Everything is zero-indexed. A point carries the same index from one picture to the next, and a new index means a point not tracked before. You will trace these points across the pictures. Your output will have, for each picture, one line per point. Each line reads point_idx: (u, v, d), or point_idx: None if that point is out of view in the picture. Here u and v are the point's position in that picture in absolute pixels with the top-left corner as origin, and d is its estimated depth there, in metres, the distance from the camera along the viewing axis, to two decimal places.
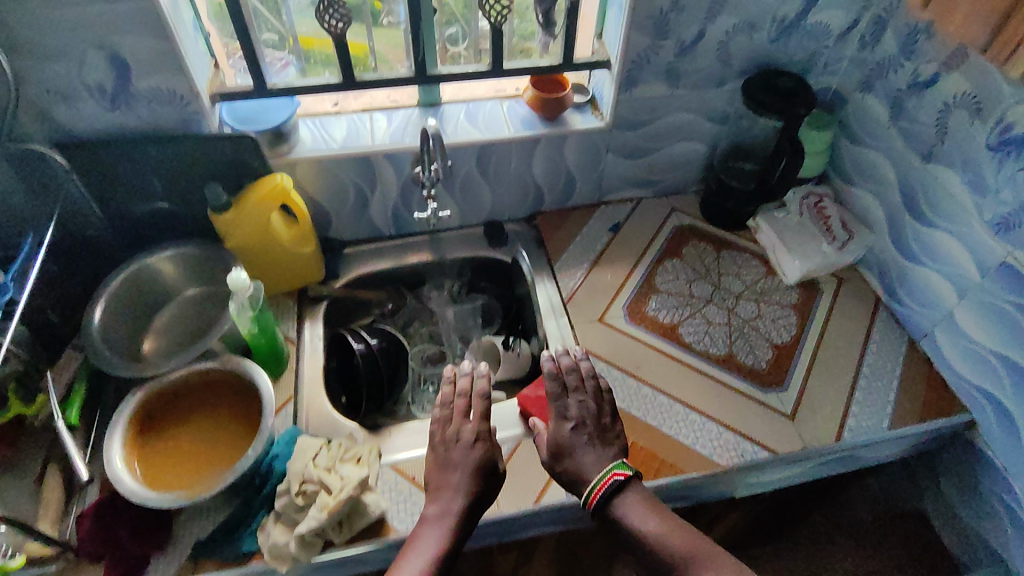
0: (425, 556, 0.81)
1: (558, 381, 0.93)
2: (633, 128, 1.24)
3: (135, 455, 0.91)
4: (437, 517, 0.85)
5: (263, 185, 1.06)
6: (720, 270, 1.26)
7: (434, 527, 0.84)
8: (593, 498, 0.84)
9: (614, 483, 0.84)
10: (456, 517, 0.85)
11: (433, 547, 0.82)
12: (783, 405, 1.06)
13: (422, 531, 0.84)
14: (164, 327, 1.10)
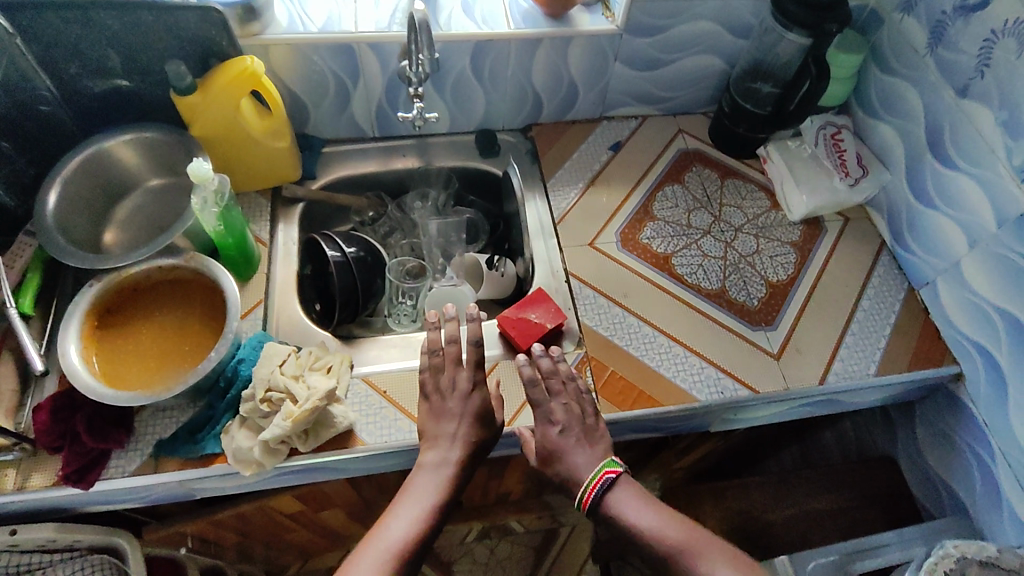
0: (420, 506, 0.81)
1: (540, 387, 0.90)
2: (646, 35, 1.13)
3: (93, 349, 0.87)
4: (432, 464, 0.85)
5: (232, 67, 0.96)
6: (722, 201, 1.19)
7: (430, 474, 0.84)
8: (588, 496, 0.83)
9: (607, 480, 0.84)
10: (454, 464, 0.85)
11: (429, 495, 0.82)
12: (770, 344, 1.03)
13: (417, 478, 0.84)
14: (126, 218, 1.04)
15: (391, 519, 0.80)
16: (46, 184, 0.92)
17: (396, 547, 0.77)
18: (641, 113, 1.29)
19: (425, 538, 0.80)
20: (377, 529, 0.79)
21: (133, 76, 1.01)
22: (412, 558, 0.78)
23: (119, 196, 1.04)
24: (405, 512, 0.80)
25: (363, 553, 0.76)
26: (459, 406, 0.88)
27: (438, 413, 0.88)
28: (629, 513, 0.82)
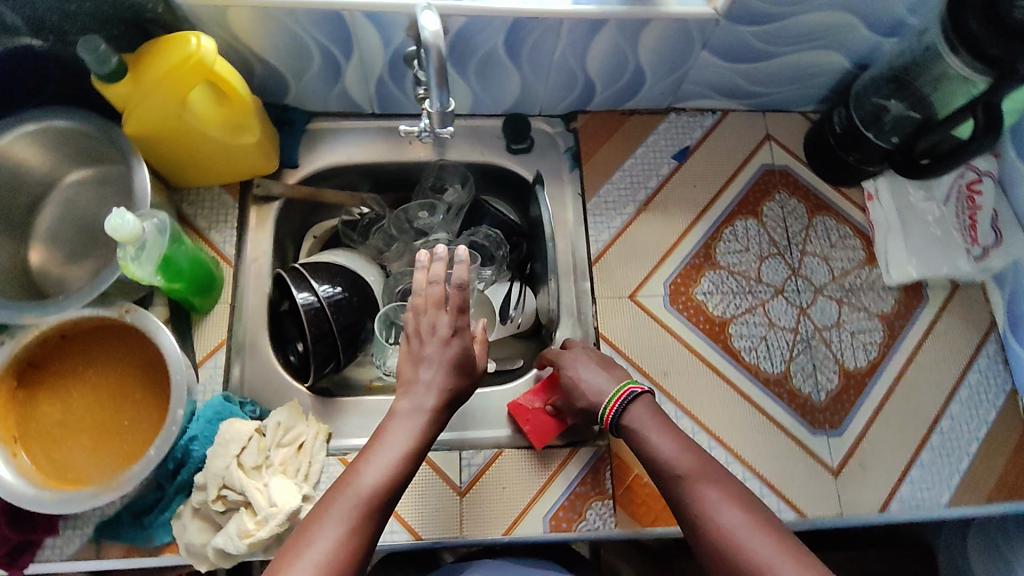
0: (393, 451, 0.64)
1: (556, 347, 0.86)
2: (751, 22, 0.81)
3: (12, 419, 0.72)
4: (408, 406, 0.68)
5: (172, 51, 0.69)
6: (805, 247, 0.95)
7: (405, 420, 0.67)
8: (609, 416, 0.74)
9: (633, 402, 0.74)
10: (429, 405, 0.68)
11: (404, 441, 0.65)
12: (830, 456, 0.86)
13: (388, 424, 0.67)
14: (52, 224, 0.83)
15: (357, 468, 0.63)
16: None
17: (364, 502, 0.61)
18: (722, 107, 1.00)
19: (401, 488, 0.64)
20: (342, 481, 0.63)
21: (43, 36, 0.74)
22: (385, 512, 0.62)
23: (35, 194, 0.82)
24: (372, 459, 0.64)
25: (324, 514, 0.60)
26: (445, 346, 0.70)
27: (421, 356, 0.70)
28: (654, 434, 0.71)
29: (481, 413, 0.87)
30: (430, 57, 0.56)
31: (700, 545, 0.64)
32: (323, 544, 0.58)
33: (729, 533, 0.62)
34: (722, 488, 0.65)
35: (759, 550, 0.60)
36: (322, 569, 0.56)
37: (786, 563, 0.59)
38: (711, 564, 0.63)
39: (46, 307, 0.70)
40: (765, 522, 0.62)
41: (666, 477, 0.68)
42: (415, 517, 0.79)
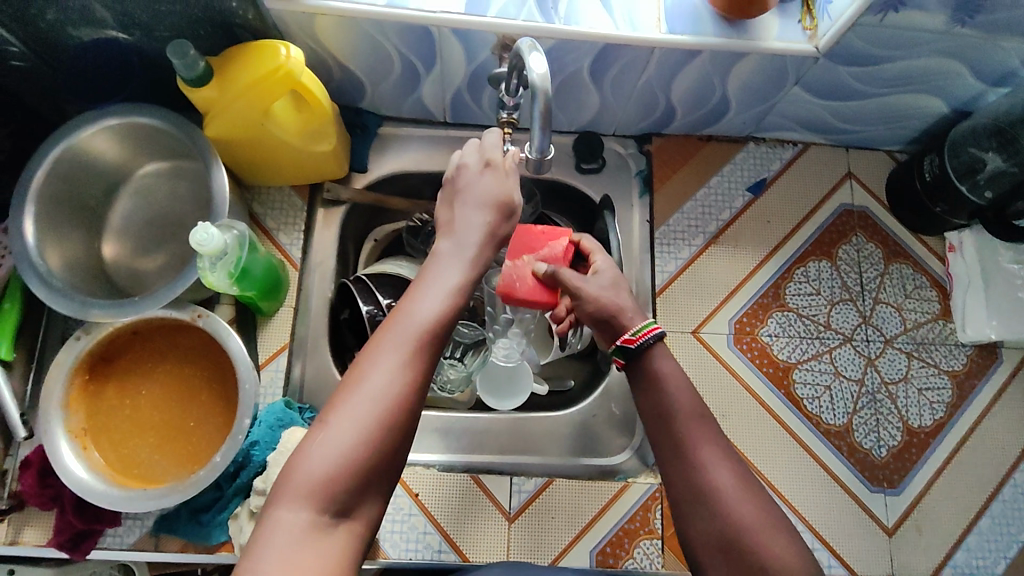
0: (446, 286, 0.61)
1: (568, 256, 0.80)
2: (854, 64, 0.77)
3: (84, 412, 0.74)
4: (455, 249, 0.64)
5: (262, 62, 0.68)
6: (878, 295, 0.92)
7: (454, 260, 0.63)
8: (639, 338, 0.67)
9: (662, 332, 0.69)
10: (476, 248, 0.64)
11: (453, 279, 0.61)
12: (886, 515, 0.84)
13: (433, 264, 0.63)
14: (126, 216, 0.84)
15: (413, 298, 0.59)
16: (17, 204, 0.70)
17: (424, 328, 0.57)
18: (803, 140, 0.97)
19: (457, 314, 0.61)
20: (399, 308, 0.59)
21: (130, 32, 0.73)
22: (445, 336, 0.59)
23: (112, 184, 0.83)
24: (428, 291, 0.60)
25: (382, 340, 0.57)
26: (495, 180, 0.68)
27: (471, 186, 0.67)
28: (665, 370, 0.67)
29: (533, 437, 0.87)
30: (534, 97, 0.54)
31: (681, 488, 0.62)
32: (386, 375, 0.55)
33: (720, 489, 0.60)
34: (722, 445, 0.63)
35: (745, 514, 0.59)
36: (388, 394, 0.54)
37: (772, 532, 0.58)
38: (687, 508, 0.62)
39: (122, 306, 0.71)
40: (756, 487, 0.61)
41: (664, 418, 0.65)
42: (464, 538, 0.80)
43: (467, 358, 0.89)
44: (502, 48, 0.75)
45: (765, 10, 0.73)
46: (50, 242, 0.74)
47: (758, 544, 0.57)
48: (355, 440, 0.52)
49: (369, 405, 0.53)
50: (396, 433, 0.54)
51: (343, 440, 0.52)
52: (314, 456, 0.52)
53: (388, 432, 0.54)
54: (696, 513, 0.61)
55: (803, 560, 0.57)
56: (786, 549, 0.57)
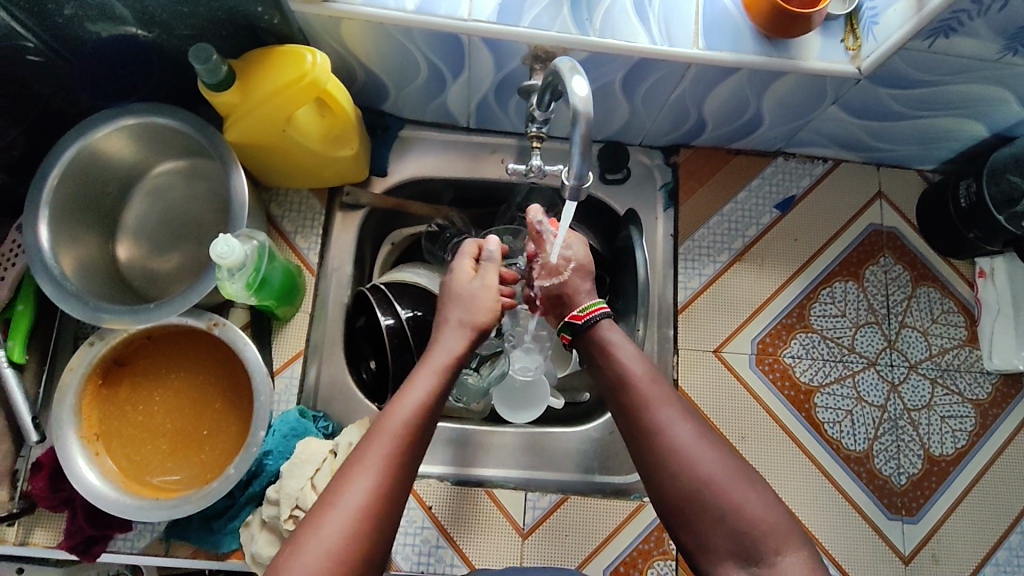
0: (419, 399, 0.62)
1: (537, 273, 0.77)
2: (896, 86, 0.75)
3: (97, 417, 0.73)
4: (431, 363, 0.66)
5: (289, 67, 0.67)
6: (904, 318, 0.90)
7: (426, 375, 0.65)
8: (586, 313, 0.71)
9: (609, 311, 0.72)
10: (448, 361, 0.66)
11: (424, 394, 0.63)
12: (902, 543, 0.83)
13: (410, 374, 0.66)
14: (141, 216, 0.82)
15: (388, 413, 0.61)
16: (32, 205, 0.69)
17: (397, 445, 0.59)
18: (834, 156, 0.94)
19: (429, 428, 0.62)
20: (376, 426, 0.60)
21: (151, 29, 0.70)
22: (418, 449, 0.61)
23: (128, 182, 0.81)
24: (403, 405, 0.61)
25: (357, 455, 0.58)
26: (487, 288, 0.72)
27: (459, 295, 0.72)
28: (617, 342, 0.69)
29: (548, 453, 0.86)
30: (575, 122, 0.52)
31: (641, 450, 0.62)
32: (359, 485, 0.56)
33: (680, 444, 0.60)
34: (678, 404, 0.64)
35: (705, 464, 0.59)
36: (360, 513, 0.55)
37: (735, 481, 0.58)
38: (650, 471, 0.61)
39: (137, 313, 0.70)
40: (716, 440, 0.61)
41: (619, 385, 0.66)
42: (476, 553, 0.79)
43: (484, 368, 0.89)
44: (533, 58, 0.73)
45: (808, 30, 0.70)
46: (64, 244, 0.72)
47: (724, 493, 0.58)
48: (328, 556, 0.53)
49: (341, 524, 0.54)
50: (366, 549, 0.55)
51: (316, 557, 0.53)
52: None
53: (359, 547, 0.54)
54: (658, 474, 0.60)
55: (774, 508, 0.57)
56: (750, 497, 0.58)
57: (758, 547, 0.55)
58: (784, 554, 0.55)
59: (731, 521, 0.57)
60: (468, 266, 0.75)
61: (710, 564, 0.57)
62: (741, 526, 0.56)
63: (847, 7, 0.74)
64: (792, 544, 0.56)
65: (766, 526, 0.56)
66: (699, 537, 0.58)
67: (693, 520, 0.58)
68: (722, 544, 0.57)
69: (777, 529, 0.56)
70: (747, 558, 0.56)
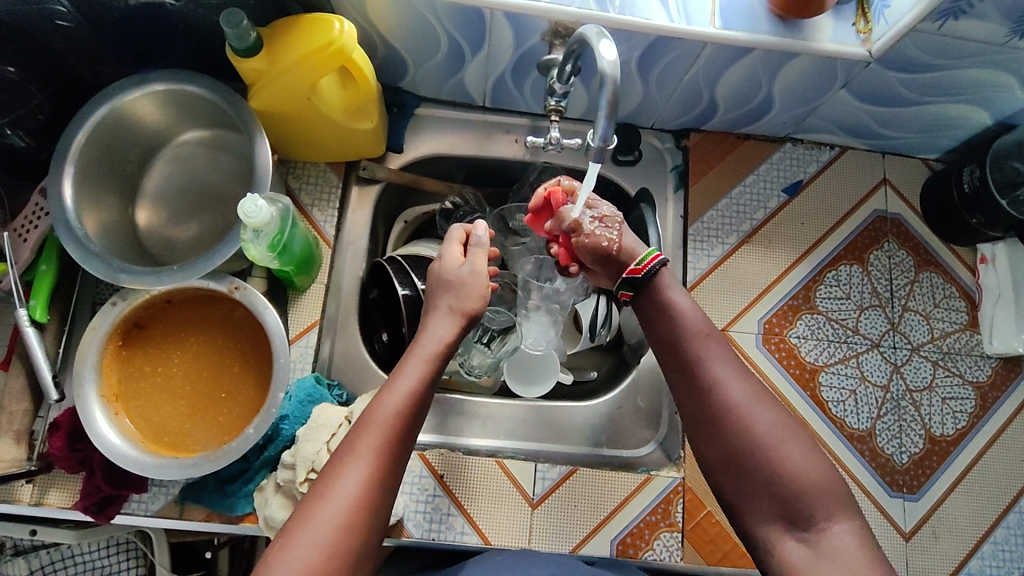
0: (408, 389, 0.60)
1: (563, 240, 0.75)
2: (904, 69, 0.77)
3: (116, 377, 0.74)
4: (419, 351, 0.63)
5: (316, 35, 0.68)
6: (907, 302, 0.92)
7: (414, 363, 0.62)
8: (645, 265, 0.68)
9: (665, 259, 0.70)
10: (439, 349, 0.64)
11: (413, 383, 0.61)
12: (904, 520, 0.85)
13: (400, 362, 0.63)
14: (162, 183, 0.83)
15: (377, 406, 0.59)
16: (58, 164, 0.70)
17: (388, 437, 0.58)
18: (841, 143, 0.97)
19: (420, 416, 0.61)
20: (366, 416, 0.59)
21: None
22: (407, 437, 0.60)
23: (150, 150, 0.82)
24: (392, 395, 0.60)
25: (347, 448, 0.57)
26: (478, 275, 0.68)
27: (448, 281, 0.68)
28: (675, 299, 0.69)
29: (557, 426, 0.87)
30: (602, 85, 0.55)
31: (699, 408, 0.63)
32: (352, 478, 0.55)
33: (734, 405, 0.62)
34: (733, 363, 0.65)
35: (761, 425, 0.60)
36: (355, 505, 0.54)
37: (788, 445, 0.59)
38: (702, 431, 0.63)
39: (160, 274, 0.70)
40: (770, 400, 0.62)
41: (672, 341, 0.67)
42: (487, 522, 0.80)
43: (494, 344, 0.87)
44: (553, 35, 0.75)
45: (823, 10, 0.72)
46: (87, 206, 0.73)
47: (778, 455, 0.59)
48: (323, 547, 0.52)
49: (334, 518, 0.53)
50: (361, 539, 0.54)
51: (309, 550, 0.52)
52: (280, 568, 0.51)
53: (353, 538, 0.54)
54: (715, 434, 0.62)
55: (820, 465, 0.59)
56: (802, 462, 0.59)
57: (806, 512, 0.57)
58: (834, 521, 0.56)
59: (780, 485, 0.58)
60: (457, 251, 0.70)
61: (752, 523, 0.60)
62: (792, 490, 0.57)
63: None
64: (841, 513, 0.57)
65: (818, 492, 0.57)
66: (746, 498, 0.60)
67: (742, 480, 0.60)
68: (769, 507, 0.58)
69: (829, 495, 0.57)
70: (792, 521, 0.57)
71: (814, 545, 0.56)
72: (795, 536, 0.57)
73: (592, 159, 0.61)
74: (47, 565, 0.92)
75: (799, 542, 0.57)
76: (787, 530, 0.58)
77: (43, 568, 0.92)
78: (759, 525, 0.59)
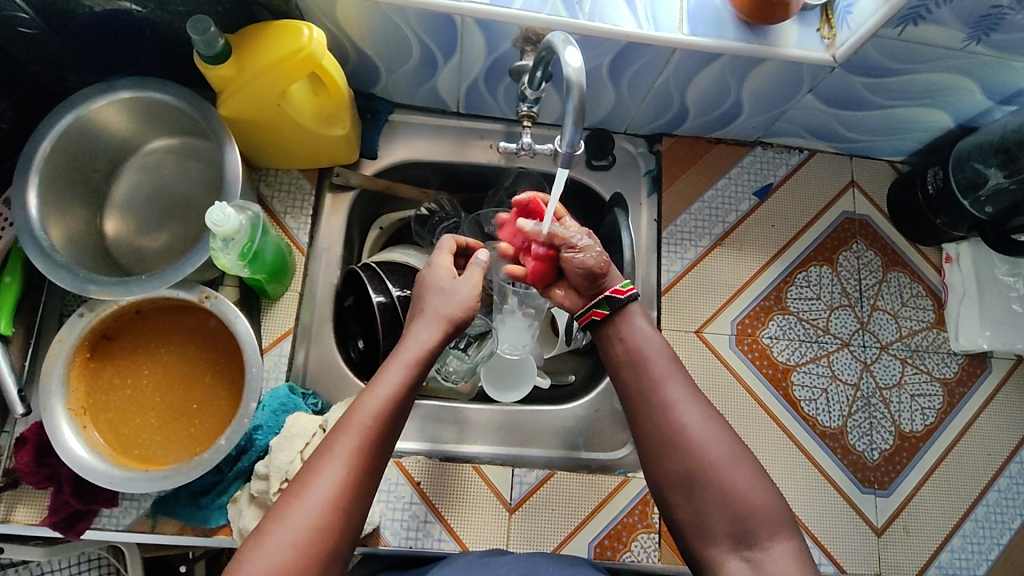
0: (389, 392, 0.59)
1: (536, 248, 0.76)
2: (867, 73, 0.79)
3: (84, 390, 0.73)
4: (401, 355, 0.62)
5: (284, 42, 0.68)
6: (876, 301, 0.94)
7: (395, 367, 0.61)
8: (626, 290, 0.70)
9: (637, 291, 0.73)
10: (421, 354, 0.63)
11: (394, 387, 0.60)
12: (876, 515, 0.86)
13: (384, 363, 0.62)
14: (130, 192, 0.82)
15: (357, 408, 0.58)
16: (21, 173, 0.69)
17: (366, 442, 0.57)
18: (809, 146, 0.98)
19: (400, 420, 0.60)
20: (345, 418, 0.58)
21: (144, 3, 0.71)
22: (386, 442, 0.59)
23: (117, 158, 0.81)
24: (373, 398, 0.59)
25: (325, 449, 0.56)
26: (468, 285, 0.68)
27: (441, 288, 0.68)
28: (637, 325, 0.70)
29: (534, 430, 0.88)
30: (569, 91, 0.55)
31: (651, 428, 0.64)
32: (329, 478, 0.55)
33: (689, 425, 0.62)
34: (688, 386, 0.65)
35: (713, 449, 0.61)
36: (328, 507, 0.54)
37: (736, 466, 0.61)
38: (654, 449, 0.63)
39: (129, 284, 0.69)
40: (724, 424, 0.63)
41: (633, 365, 0.68)
42: (465, 528, 0.80)
43: (471, 349, 0.89)
44: (524, 41, 0.76)
45: (787, 17, 0.74)
46: (53, 215, 0.72)
47: (725, 476, 0.60)
48: (293, 548, 0.52)
49: (307, 518, 0.53)
50: (333, 542, 0.54)
51: (280, 549, 0.51)
52: (248, 569, 0.50)
53: (325, 540, 0.53)
54: (665, 455, 0.63)
55: (765, 489, 0.60)
56: (750, 484, 0.60)
57: (753, 532, 0.58)
58: (775, 540, 0.58)
59: (730, 504, 0.59)
60: (449, 261, 0.71)
61: (702, 545, 0.60)
62: (740, 511, 0.59)
63: None
64: (784, 533, 0.58)
65: (765, 514, 0.58)
66: (695, 515, 0.60)
67: (695, 497, 0.61)
68: (718, 525, 0.59)
69: (772, 516, 0.59)
70: (741, 540, 0.58)
71: (756, 563, 0.57)
72: (741, 555, 0.58)
73: (563, 164, 0.62)
74: None
75: (743, 561, 0.57)
76: (735, 550, 0.58)
77: None
78: (708, 546, 0.59)
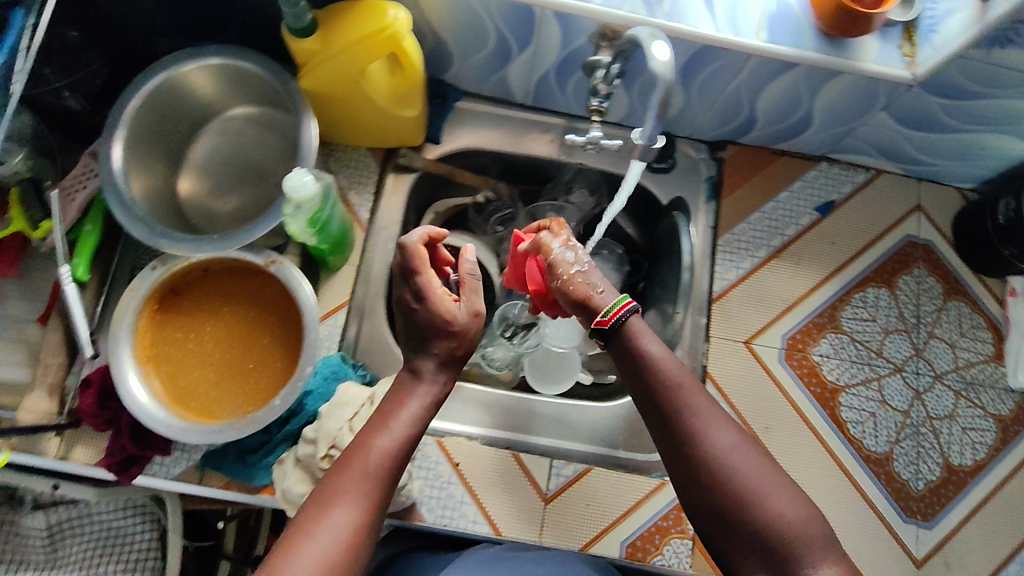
0: (393, 437, 0.63)
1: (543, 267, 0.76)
2: (945, 95, 0.77)
3: (148, 343, 0.76)
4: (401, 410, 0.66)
5: (370, 20, 0.70)
6: (932, 329, 0.92)
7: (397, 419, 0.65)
8: (612, 317, 0.68)
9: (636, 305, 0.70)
10: (420, 412, 0.67)
11: (394, 437, 0.64)
12: (917, 547, 0.84)
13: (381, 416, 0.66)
14: (206, 156, 0.85)
15: (360, 451, 0.62)
16: (111, 127, 0.72)
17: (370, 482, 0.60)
18: (876, 166, 0.97)
19: (402, 463, 0.64)
20: (348, 462, 0.61)
21: None
22: (390, 480, 0.62)
23: (198, 122, 0.84)
24: (376, 444, 0.62)
25: (331, 491, 0.59)
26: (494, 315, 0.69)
27: (449, 331, 0.70)
28: (649, 345, 0.67)
29: (574, 425, 0.88)
30: (653, 85, 0.56)
31: (680, 471, 0.63)
32: (339, 518, 0.58)
33: (719, 456, 0.61)
34: (720, 417, 0.64)
35: (745, 479, 0.60)
36: (340, 544, 0.56)
37: (770, 492, 0.59)
38: (688, 487, 0.63)
39: (201, 243, 0.72)
40: (756, 449, 0.62)
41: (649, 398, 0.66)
42: (499, 512, 0.80)
43: (518, 338, 0.93)
44: (600, 37, 0.76)
45: (868, 31, 0.73)
46: (136, 171, 0.76)
47: (757, 507, 0.59)
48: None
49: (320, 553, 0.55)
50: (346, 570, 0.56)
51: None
52: None
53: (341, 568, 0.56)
54: (696, 497, 0.62)
55: (805, 509, 0.59)
56: (788, 506, 0.59)
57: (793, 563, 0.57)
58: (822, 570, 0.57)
59: (768, 536, 0.58)
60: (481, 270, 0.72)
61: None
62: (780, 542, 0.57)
63: (906, 14, 0.77)
64: (827, 559, 0.57)
65: (808, 540, 0.57)
66: (733, 551, 0.60)
67: (732, 536, 0.60)
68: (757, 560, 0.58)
69: (815, 541, 0.58)
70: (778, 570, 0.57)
71: None
72: None
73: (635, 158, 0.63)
74: (64, 522, 0.94)
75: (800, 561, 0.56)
76: None
77: (60, 525, 0.94)
78: None
